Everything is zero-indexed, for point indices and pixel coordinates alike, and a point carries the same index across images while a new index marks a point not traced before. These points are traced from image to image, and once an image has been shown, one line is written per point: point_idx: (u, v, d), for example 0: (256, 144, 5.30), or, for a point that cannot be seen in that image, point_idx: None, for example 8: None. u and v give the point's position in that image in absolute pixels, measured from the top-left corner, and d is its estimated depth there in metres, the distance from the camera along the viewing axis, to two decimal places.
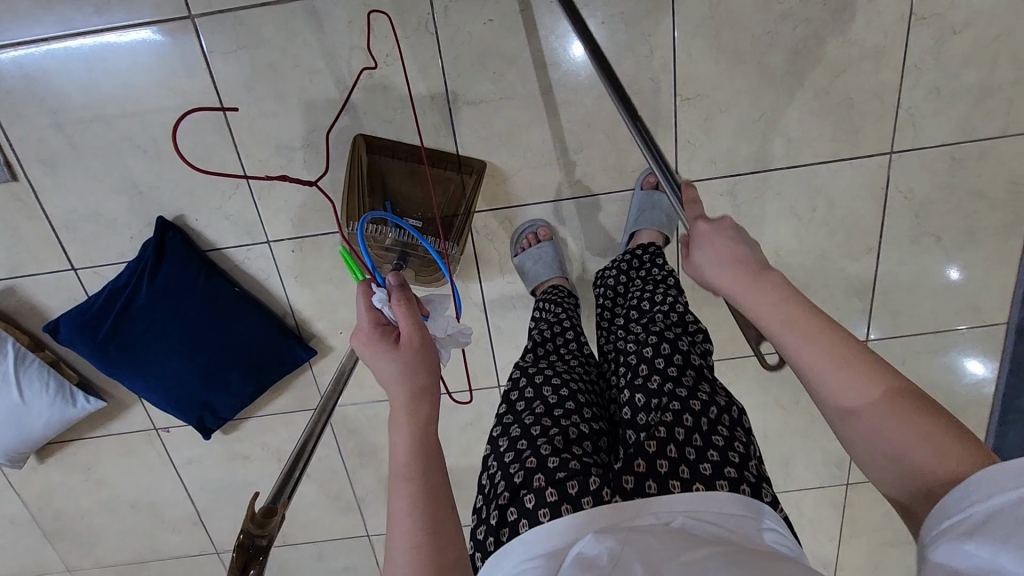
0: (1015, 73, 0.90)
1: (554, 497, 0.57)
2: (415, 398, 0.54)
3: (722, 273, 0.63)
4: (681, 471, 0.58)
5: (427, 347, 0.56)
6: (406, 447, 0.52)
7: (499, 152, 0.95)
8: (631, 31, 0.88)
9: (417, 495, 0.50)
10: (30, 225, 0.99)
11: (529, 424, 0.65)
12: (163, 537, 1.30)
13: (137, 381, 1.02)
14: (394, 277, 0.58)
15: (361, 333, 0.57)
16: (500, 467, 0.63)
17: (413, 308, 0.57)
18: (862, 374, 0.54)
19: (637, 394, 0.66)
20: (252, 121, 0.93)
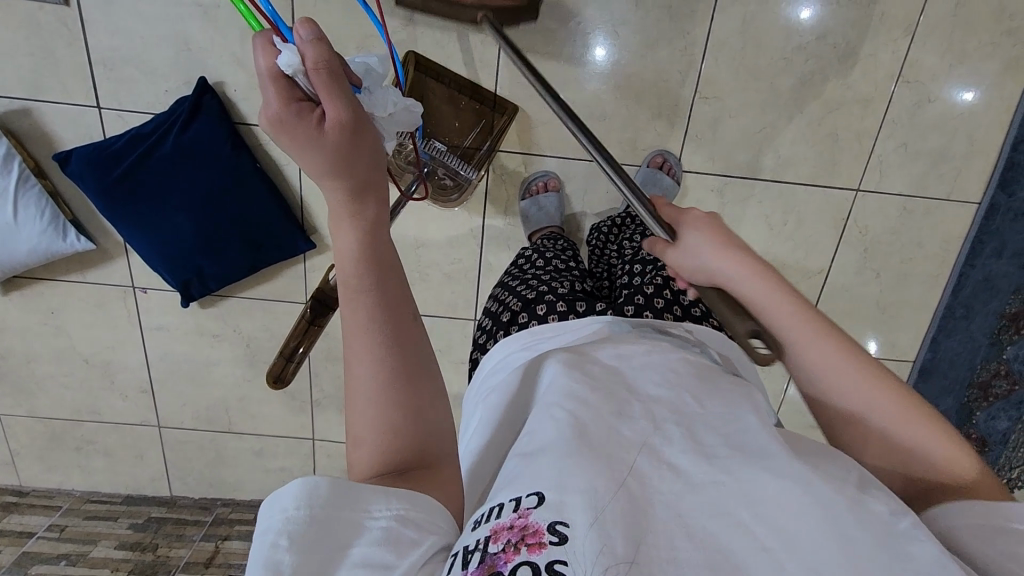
0: (967, 148, 1.08)
1: (564, 307, 0.75)
2: (358, 195, 0.50)
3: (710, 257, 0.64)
4: (672, 307, 0.78)
5: (362, 129, 0.48)
6: (354, 255, 0.50)
7: (532, 100, 1.04)
8: (673, 24, 0.99)
9: (377, 308, 0.50)
10: (67, 52, 1.00)
11: (542, 274, 0.83)
12: (107, 401, 1.30)
13: (136, 230, 1.05)
14: (305, 29, 0.45)
15: (267, 109, 0.45)
16: (511, 293, 0.80)
17: (334, 73, 0.46)
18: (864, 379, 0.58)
19: (634, 267, 0.86)
20: (313, 15, 0.99)
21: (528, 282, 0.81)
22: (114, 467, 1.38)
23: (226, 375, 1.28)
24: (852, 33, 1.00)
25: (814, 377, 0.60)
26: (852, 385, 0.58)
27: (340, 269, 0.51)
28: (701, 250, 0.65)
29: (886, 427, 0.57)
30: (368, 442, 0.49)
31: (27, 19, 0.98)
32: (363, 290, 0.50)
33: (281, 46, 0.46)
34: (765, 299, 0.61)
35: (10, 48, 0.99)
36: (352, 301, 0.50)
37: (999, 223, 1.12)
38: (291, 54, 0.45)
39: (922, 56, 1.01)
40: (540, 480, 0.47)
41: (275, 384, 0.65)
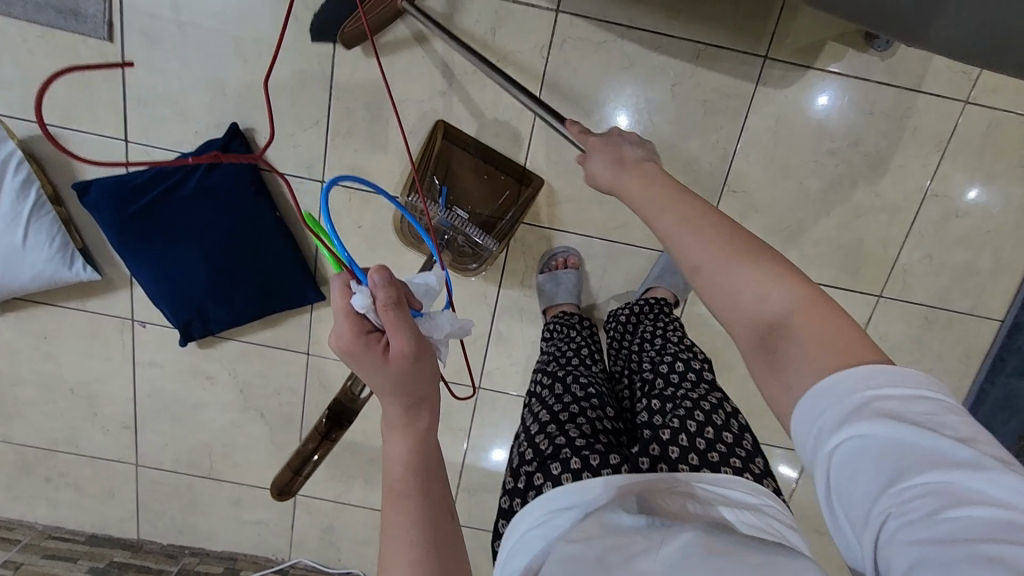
0: (993, 266, 1.07)
1: (577, 465, 0.67)
2: (413, 409, 0.49)
3: (603, 171, 0.71)
4: (690, 456, 0.69)
5: (424, 357, 0.48)
6: (404, 460, 0.49)
7: (560, 177, 1.04)
8: (707, 117, 1.00)
9: (418, 506, 0.48)
10: (104, 86, 1.00)
11: (558, 413, 0.75)
12: (86, 433, 1.24)
13: (144, 265, 1.02)
14: (378, 275, 0.45)
15: (337, 339, 0.46)
16: (529, 444, 0.73)
17: (402, 311, 0.46)
18: (699, 226, 0.59)
19: (652, 400, 0.77)
20: (353, 75, 0.99)
21: (545, 428, 0.74)
22: (83, 502, 1.31)
23: (215, 419, 1.23)
24: (884, 144, 1.01)
25: (671, 243, 0.60)
26: (678, 237, 0.59)
27: (387, 475, 0.49)
28: (603, 162, 0.72)
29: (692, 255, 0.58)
30: None
31: (69, 50, 0.98)
32: (407, 497, 0.49)
33: (354, 287, 0.47)
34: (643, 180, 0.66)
35: (47, 76, 0.99)
36: (397, 506, 0.48)
37: None
38: (363, 296, 0.46)
39: (952, 172, 1.02)
40: None
41: (280, 497, 0.76)
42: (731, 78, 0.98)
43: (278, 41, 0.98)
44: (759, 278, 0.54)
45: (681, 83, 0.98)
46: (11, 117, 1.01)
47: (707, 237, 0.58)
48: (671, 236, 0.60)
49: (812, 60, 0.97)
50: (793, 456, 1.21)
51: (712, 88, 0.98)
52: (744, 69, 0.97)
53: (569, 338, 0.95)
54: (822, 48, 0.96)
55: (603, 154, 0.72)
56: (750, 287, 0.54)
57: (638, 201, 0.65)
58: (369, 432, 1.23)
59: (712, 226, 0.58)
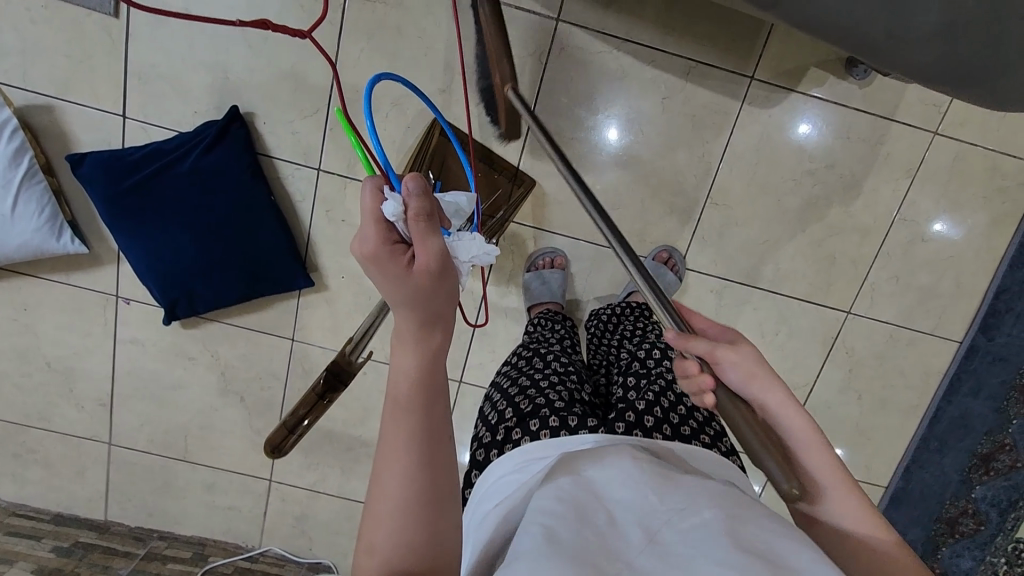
0: (954, 289, 1.13)
1: (555, 423, 0.70)
2: (424, 328, 0.48)
3: (759, 391, 0.63)
4: (664, 426, 0.72)
5: (447, 274, 0.47)
6: (410, 377, 0.49)
7: (551, 180, 1.08)
8: (695, 131, 1.04)
9: (419, 426, 0.49)
10: (106, 60, 1.01)
11: (539, 380, 0.79)
12: (60, 409, 1.23)
13: (133, 241, 1.03)
14: (413, 183, 0.45)
15: (363, 244, 0.46)
16: (508, 403, 0.77)
17: (431, 225, 0.46)
18: (870, 519, 0.58)
19: (630, 377, 0.81)
20: (355, 67, 1.02)
21: (525, 391, 0.77)
22: (51, 480, 1.29)
23: (193, 401, 1.22)
24: (858, 167, 1.06)
25: (843, 537, 0.58)
26: (859, 542, 0.57)
27: (391, 388, 0.50)
28: (749, 380, 0.63)
29: (870, 557, 0.56)
30: (382, 549, 0.48)
31: (73, 24, 0.99)
32: (410, 415, 0.49)
33: (387, 192, 0.47)
34: (806, 437, 0.61)
35: (49, 47, 1.00)
36: (397, 421, 0.49)
37: (978, 364, 1.16)
38: (396, 204, 0.46)
39: (919, 197, 1.08)
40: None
41: (275, 452, 0.77)
42: (719, 96, 1.02)
43: (284, 29, 1.00)
44: None
45: (671, 98, 1.03)
46: (8, 85, 1.01)
47: (881, 533, 0.57)
48: (827, 494, 0.59)
49: (795, 83, 1.02)
50: None
51: (702, 103, 1.03)
52: (731, 87, 1.02)
53: (551, 329, 0.99)
54: (805, 73, 1.01)
55: (752, 366, 0.63)
56: None
57: (805, 457, 0.60)
58: (348, 422, 1.24)
59: (885, 532, 0.57)
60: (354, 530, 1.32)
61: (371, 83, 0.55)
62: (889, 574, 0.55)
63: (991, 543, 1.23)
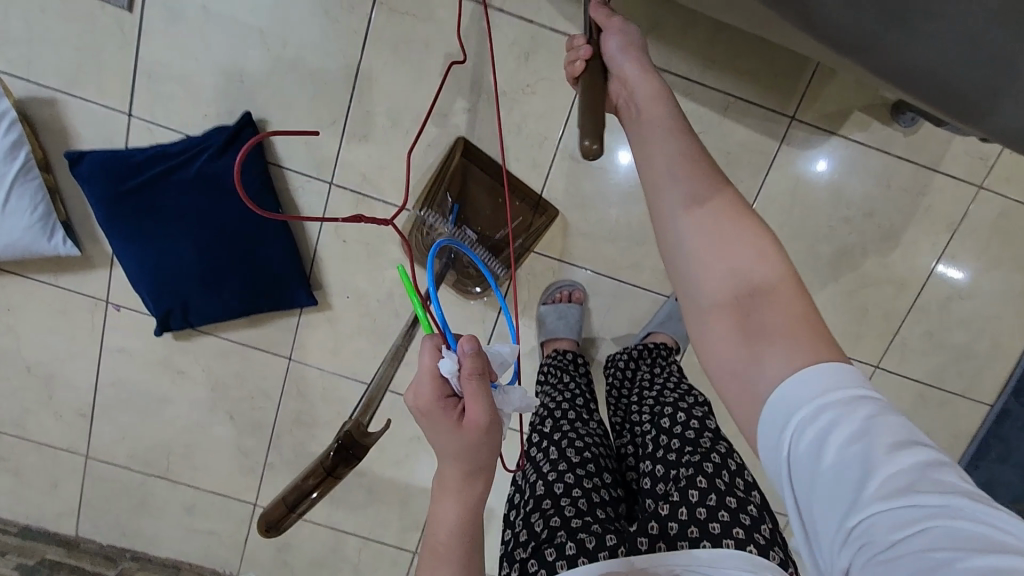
0: (990, 351, 1.08)
1: (572, 550, 0.64)
2: (468, 479, 0.47)
3: (631, 76, 0.58)
4: (690, 530, 0.64)
5: (494, 430, 0.46)
6: (449, 527, 0.48)
7: (575, 210, 1.02)
8: (729, 168, 0.99)
9: (454, 574, 0.48)
10: (116, 55, 0.96)
11: (551, 482, 0.72)
12: (37, 416, 1.16)
13: (130, 248, 0.97)
14: (469, 343, 0.44)
15: (417, 398, 0.46)
16: (525, 523, 0.70)
17: (485, 384, 0.45)
18: (729, 220, 0.53)
19: (656, 464, 0.73)
20: (378, 80, 0.97)
21: (539, 505, 0.70)
22: (21, 490, 1.21)
23: (180, 416, 1.15)
24: (898, 217, 1.01)
25: (682, 225, 0.54)
26: (678, 182, 0.54)
27: (432, 533, 0.49)
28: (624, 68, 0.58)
29: (695, 201, 0.54)
30: None
31: (84, 14, 0.94)
32: (446, 562, 0.48)
33: (444, 349, 0.47)
34: (661, 126, 0.56)
35: (56, 36, 0.94)
36: (434, 564, 0.48)
37: (1008, 430, 1.11)
38: (451, 361, 0.45)
39: (959, 253, 1.03)
40: None
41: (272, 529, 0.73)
42: (756, 134, 0.98)
43: (306, 35, 0.95)
44: (761, 277, 0.50)
45: (707, 132, 0.98)
46: (10, 74, 0.96)
47: (733, 225, 0.53)
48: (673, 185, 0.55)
49: (837, 126, 0.97)
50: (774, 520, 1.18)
51: (738, 141, 0.98)
52: (771, 126, 0.97)
53: (564, 383, 0.90)
54: (848, 117, 0.97)
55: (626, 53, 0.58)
56: (751, 283, 0.50)
57: (661, 152, 0.56)
58: None
59: (739, 227, 0.52)
60: (339, 564, 1.25)
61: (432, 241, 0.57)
62: (704, 205, 0.53)
63: None
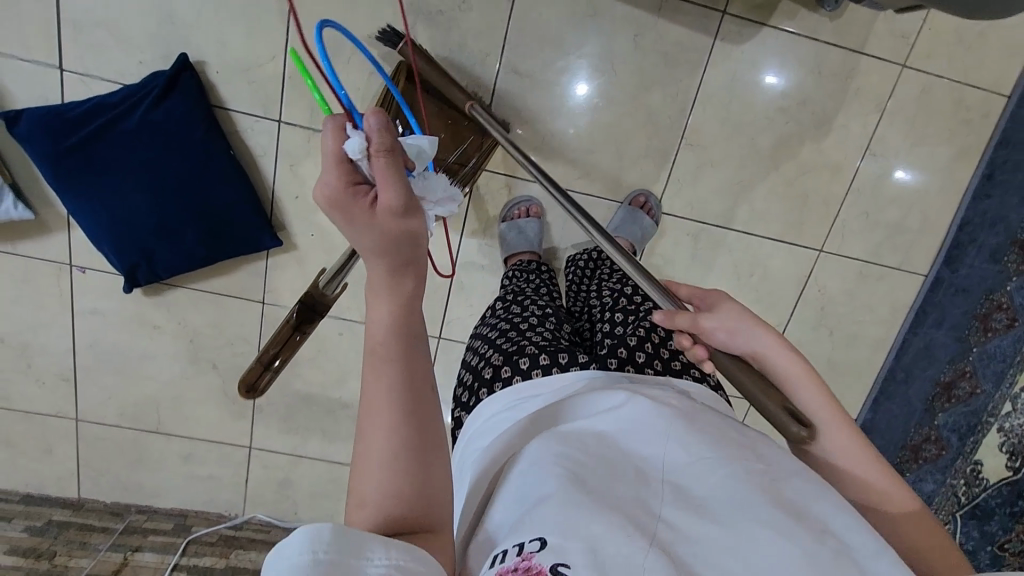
0: (921, 223, 1.16)
1: (546, 360, 0.70)
2: (395, 271, 0.46)
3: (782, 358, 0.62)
4: (655, 361, 0.74)
5: (414, 214, 0.44)
6: (385, 325, 0.47)
7: (523, 126, 1.05)
8: (668, 70, 1.02)
9: (400, 376, 0.47)
10: (37, 6, 0.93)
11: (520, 324, 0.78)
12: (20, 386, 1.18)
13: (84, 204, 0.97)
14: (375, 118, 0.43)
15: (325, 188, 0.42)
16: (492, 347, 0.76)
17: (396, 162, 0.43)
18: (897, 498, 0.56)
19: (614, 315, 0.83)
20: (311, 7, 0.96)
21: (507, 336, 0.76)
22: (16, 460, 1.24)
23: (162, 370, 1.18)
24: (830, 104, 1.06)
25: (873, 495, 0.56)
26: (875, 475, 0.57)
27: (368, 339, 0.47)
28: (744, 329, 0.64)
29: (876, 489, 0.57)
30: (373, 502, 0.46)
31: None
32: (388, 364, 0.47)
33: (349, 130, 0.45)
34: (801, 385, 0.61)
35: None
36: (379, 372, 0.47)
37: (941, 296, 1.21)
38: (358, 140, 0.43)
39: (888, 132, 1.09)
40: (538, 528, 0.42)
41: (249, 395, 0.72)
42: (692, 32, 1.00)
43: None
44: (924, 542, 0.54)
45: (644, 34, 1.00)
46: None
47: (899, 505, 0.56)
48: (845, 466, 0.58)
49: (766, 18, 1.01)
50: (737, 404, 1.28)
51: (674, 41, 1.01)
52: (704, 23, 1.00)
53: (527, 278, 0.97)
54: (776, 6, 1.00)
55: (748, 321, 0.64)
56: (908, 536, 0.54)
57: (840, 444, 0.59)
58: (326, 384, 1.22)
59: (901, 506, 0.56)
60: (339, 493, 1.32)
61: (322, 24, 0.53)
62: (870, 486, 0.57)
63: (953, 467, 1.20)
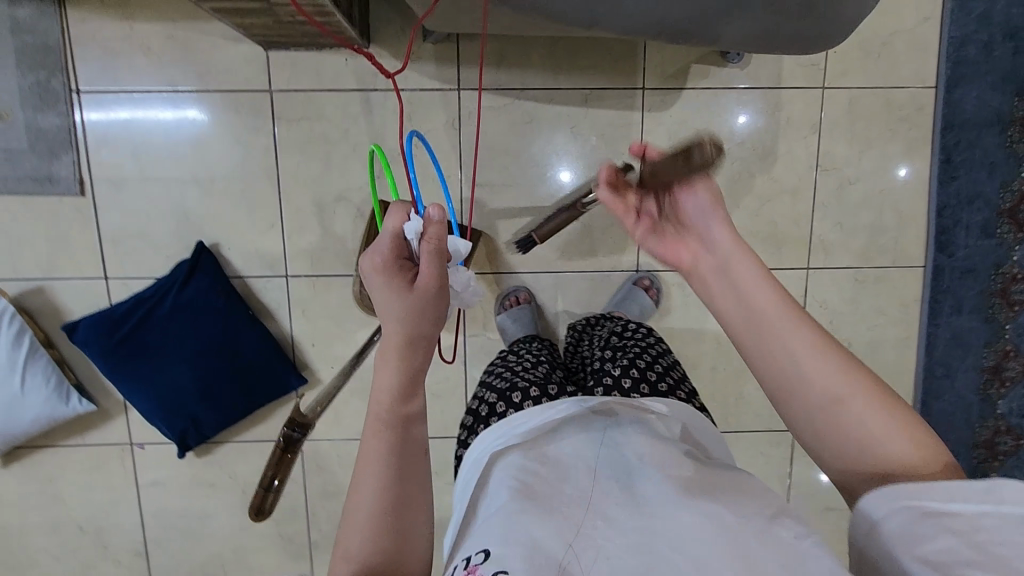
0: (898, 219, 1.18)
1: (536, 393, 0.81)
2: (409, 344, 0.56)
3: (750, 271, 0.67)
4: (640, 385, 0.84)
5: (443, 296, 0.56)
6: (391, 390, 0.56)
7: (496, 227, 1.16)
8: (609, 147, 1.14)
9: (395, 441, 0.56)
10: (81, 233, 1.13)
11: (512, 367, 0.90)
12: (100, 569, 1.26)
13: (135, 386, 1.10)
14: (436, 211, 0.53)
15: (379, 257, 0.55)
16: (488, 387, 0.86)
17: (443, 249, 0.54)
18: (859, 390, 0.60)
19: (604, 353, 0.94)
20: (295, 177, 1.13)
21: (502, 376, 0.88)
22: None
23: (222, 525, 1.25)
24: (767, 137, 1.14)
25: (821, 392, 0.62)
26: (893, 439, 0.58)
27: (374, 400, 0.57)
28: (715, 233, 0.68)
29: (891, 456, 0.58)
30: (357, 550, 0.55)
31: (47, 209, 1.11)
32: (386, 428, 0.56)
33: (411, 215, 0.56)
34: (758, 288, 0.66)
35: (30, 236, 1.12)
36: (379, 433, 0.56)
37: (949, 281, 1.20)
38: (417, 226, 0.55)
39: (832, 147, 1.15)
40: (490, 541, 0.53)
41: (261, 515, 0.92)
42: (621, 112, 1.12)
43: (228, 164, 1.12)
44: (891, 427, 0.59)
45: (579, 125, 1.13)
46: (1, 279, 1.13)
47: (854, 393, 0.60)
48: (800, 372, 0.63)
49: (682, 81, 1.12)
50: (778, 437, 1.26)
51: (607, 122, 1.13)
52: (629, 101, 1.12)
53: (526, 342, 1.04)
54: (688, 71, 1.12)
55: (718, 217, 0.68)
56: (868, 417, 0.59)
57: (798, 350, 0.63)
58: None
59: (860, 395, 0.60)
60: None
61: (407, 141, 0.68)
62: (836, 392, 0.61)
63: None
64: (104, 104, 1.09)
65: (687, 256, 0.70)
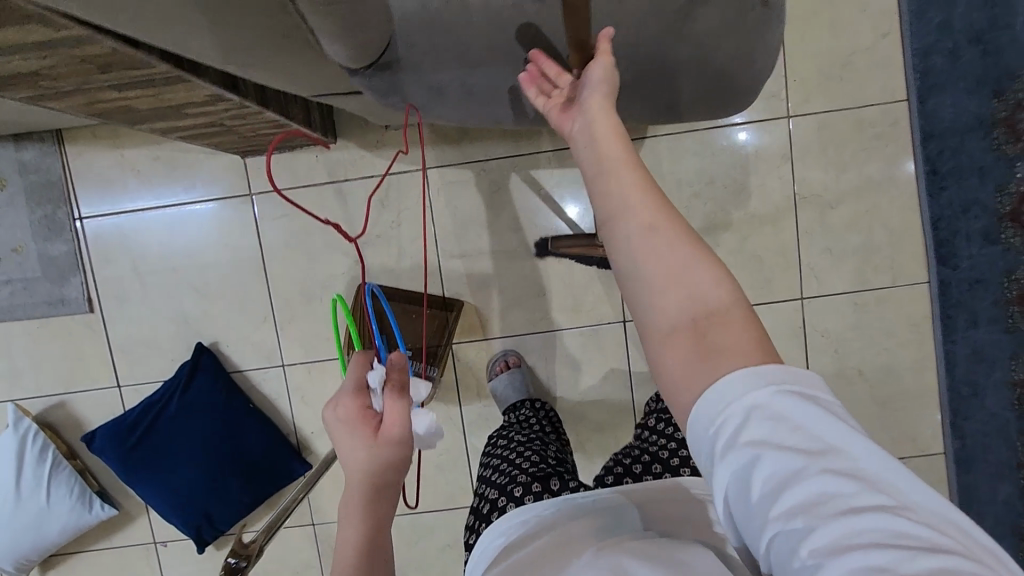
0: (891, 237, 1.13)
1: (539, 487, 0.78)
2: (373, 495, 0.57)
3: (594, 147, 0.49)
4: (652, 466, 0.81)
5: (405, 446, 0.57)
6: (354, 540, 0.57)
7: (477, 294, 1.18)
8: (578, 204, 1.15)
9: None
10: (93, 347, 1.20)
11: (509, 455, 0.88)
12: None
13: (150, 488, 1.14)
14: (397, 361, 0.57)
15: (345, 411, 0.58)
16: (488, 484, 0.83)
17: (405, 401, 0.57)
18: (699, 279, 0.44)
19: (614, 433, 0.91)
20: (282, 270, 1.18)
21: (500, 467, 0.85)
22: None
23: None
24: (737, 172, 1.13)
25: (676, 289, 0.44)
26: (701, 304, 0.43)
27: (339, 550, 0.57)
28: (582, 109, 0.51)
29: (703, 302, 0.43)
30: None
31: (62, 328, 1.20)
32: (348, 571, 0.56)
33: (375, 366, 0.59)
34: (616, 167, 0.47)
35: (49, 355, 1.20)
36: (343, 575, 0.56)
37: (958, 294, 1.13)
38: (379, 378, 0.58)
39: (806, 173, 1.13)
40: None
41: None
42: None
43: (219, 266, 1.18)
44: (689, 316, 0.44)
45: (546, 186, 1.14)
46: (27, 398, 1.21)
47: (714, 290, 0.44)
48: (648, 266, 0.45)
49: (642, 131, 1.13)
50: None
51: (573, 180, 1.14)
52: None
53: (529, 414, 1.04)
54: None
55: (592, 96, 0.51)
56: (704, 303, 0.44)
57: (621, 218, 0.46)
58: None
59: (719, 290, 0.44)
60: None
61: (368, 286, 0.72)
62: (681, 280, 0.44)
63: None
64: (107, 225, 1.18)
65: (568, 123, 0.52)
